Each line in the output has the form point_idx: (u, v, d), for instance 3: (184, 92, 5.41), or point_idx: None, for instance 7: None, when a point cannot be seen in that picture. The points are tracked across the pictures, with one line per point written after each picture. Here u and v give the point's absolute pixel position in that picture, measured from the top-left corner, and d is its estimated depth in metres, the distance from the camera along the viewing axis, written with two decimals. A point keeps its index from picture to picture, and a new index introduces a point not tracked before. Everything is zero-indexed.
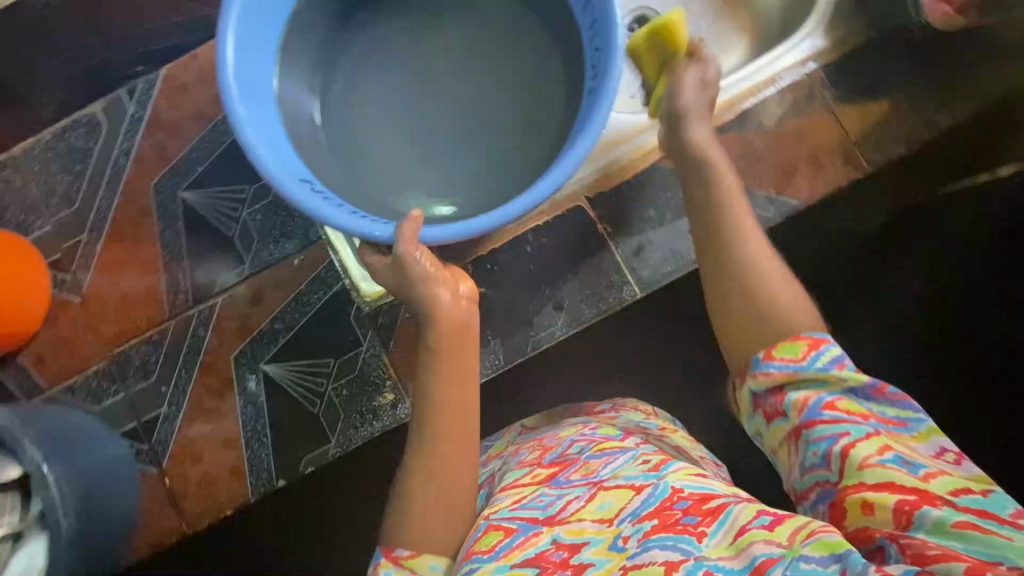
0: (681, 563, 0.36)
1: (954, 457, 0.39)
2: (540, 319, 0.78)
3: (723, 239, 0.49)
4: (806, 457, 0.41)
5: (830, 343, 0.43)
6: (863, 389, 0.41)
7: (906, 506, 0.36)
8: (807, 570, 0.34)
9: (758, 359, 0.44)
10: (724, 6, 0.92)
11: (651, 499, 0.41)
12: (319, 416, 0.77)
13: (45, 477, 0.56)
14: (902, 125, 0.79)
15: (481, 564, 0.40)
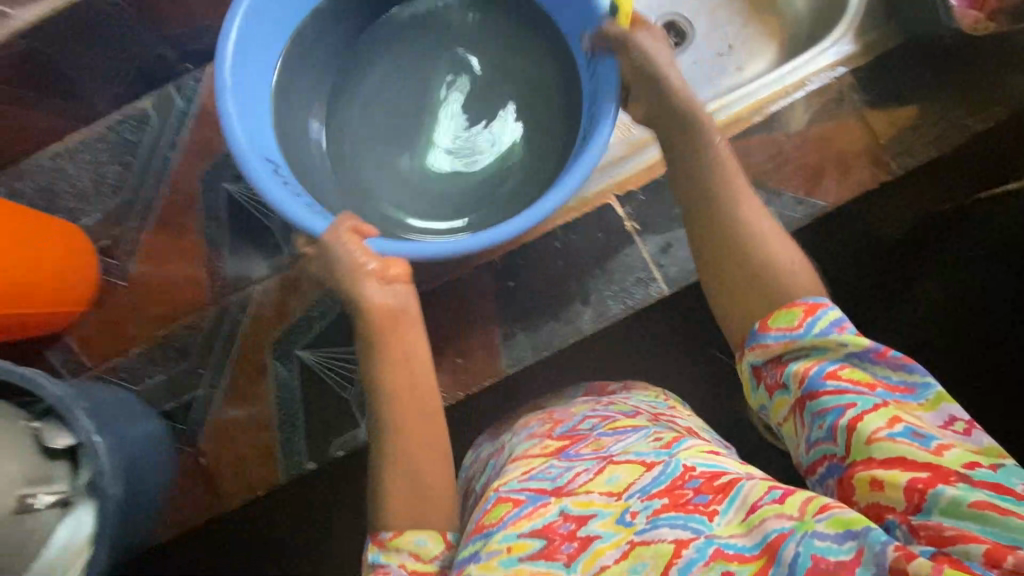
0: (691, 541, 0.36)
1: (964, 426, 0.37)
2: (567, 313, 0.79)
3: (716, 213, 0.50)
4: (812, 431, 0.40)
5: (829, 308, 0.42)
6: (866, 353, 0.40)
7: (918, 484, 0.35)
8: (821, 546, 0.34)
9: (756, 331, 0.44)
10: (752, 12, 0.95)
11: (661, 476, 0.41)
12: (349, 401, 0.78)
13: (96, 446, 0.59)
14: (934, 129, 0.78)
15: (493, 534, 0.41)
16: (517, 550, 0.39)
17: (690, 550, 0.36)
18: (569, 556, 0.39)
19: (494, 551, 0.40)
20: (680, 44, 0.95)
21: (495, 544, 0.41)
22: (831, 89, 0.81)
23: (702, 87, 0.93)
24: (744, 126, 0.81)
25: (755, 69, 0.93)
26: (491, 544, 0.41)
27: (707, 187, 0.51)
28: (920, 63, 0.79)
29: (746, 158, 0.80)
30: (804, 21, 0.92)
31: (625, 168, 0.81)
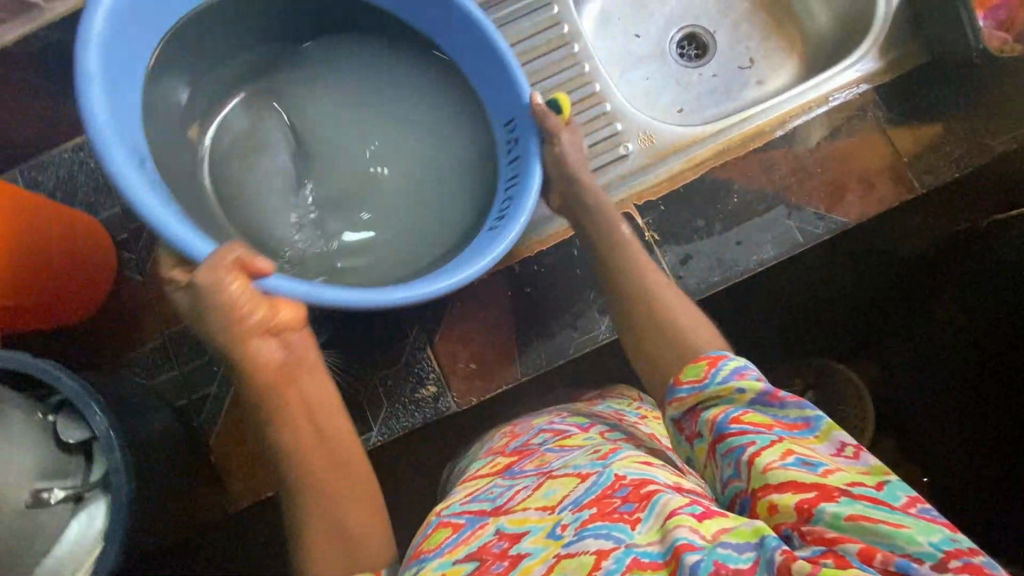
0: (612, 551, 0.39)
1: (853, 451, 0.41)
2: (583, 322, 0.78)
3: (631, 283, 0.62)
4: (723, 470, 0.44)
5: (729, 360, 0.48)
6: (760, 397, 0.45)
7: (805, 503, 0.38)
8: (724, 554, 0.37)
9: (672, 386, 0.50)
10: (772, 26, 0.95)
11: (593, 487, 0.44)
12: (362, 404, 0.78)
13: (111, 441, 0.59)
14: (955, 150, 0.77)
15: (429, 559, 0.45)
16: (451, 574, 0.43)
17: (609, 562, 0.39)
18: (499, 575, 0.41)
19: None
20: (701, 56, 0.95)
21: (432, 571, 0.44)
22: (854, 105, 0.81)
23: (721, 101, 0.94)
24: (765, 140, 0.81)
25: (776, 83, 0.93)
26: (427, 569, 0.44)
27: (617, 265, 0.64)
28: (942, 83, 0.79)
29: (767, 171, 0.79)
30: (826, 36, 0.92)
31: (649, 176, 0.81)
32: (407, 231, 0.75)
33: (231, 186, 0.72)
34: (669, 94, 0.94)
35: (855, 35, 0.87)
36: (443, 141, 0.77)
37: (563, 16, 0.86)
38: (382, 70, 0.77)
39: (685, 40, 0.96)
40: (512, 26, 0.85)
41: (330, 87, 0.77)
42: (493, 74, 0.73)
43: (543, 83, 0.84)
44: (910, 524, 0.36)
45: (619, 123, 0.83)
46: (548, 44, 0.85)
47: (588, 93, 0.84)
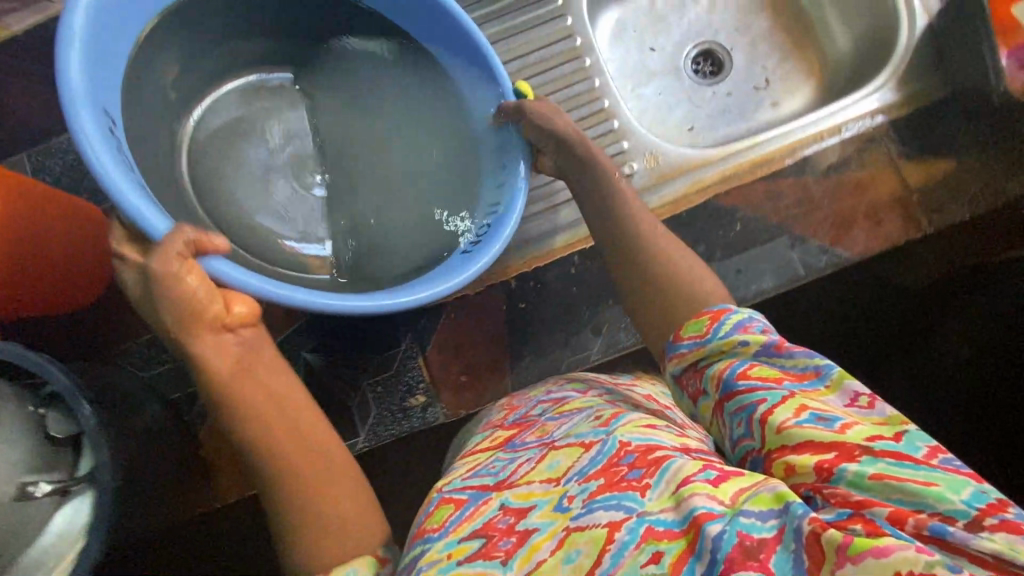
0: (623, 522, 0.41)
1: (868, 400, 0.43)
2: (578, 341, 0.78)
3: (638, 249, 0.61)
4: (735, 429, 0.46)
5: (732, 314, 0.51)
6: (765, 347, 0.48)
7: (825, 465, 0.40)
8: (746, 523, 0.39)
9: (672, 342, 0.53)
10: (791, 46, 0.93)
11: (598, 457, 0.47)
12: (353, 409, 0.78)
13: (98, 436, 0.60)
14: (969, 188, 0.75)
15: (434, 539, 0.47)
16: (457, 552, 0.45)
17: (623, 533, 0.41)
18: (506, 551, 0.44)
19: (437, 558, 0.46)
20: (716, 74, 0.93)
21: (438, 552, 0.46)
22: (868, 137, 0.79)
23: (734, 121, 0.92)
24: (776, 168, 0.79)
25: (791, 106, 0.91)
26: (433, 550, 0.46)
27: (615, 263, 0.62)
28: (958, 120, 0.77)
29: (774, 200, 0.78)
30: (845, 62, 0.89)
31: (653, 199, 0.80)
32: (388, 233, 0.75)
33: (213, 188, 0.74)
34: (680, 111, 0.93)
35: (874, 62, 0.85)
36: (426, 140, 0.77)
37: (576, 28, 0.84)
38: (382, 78, 0.77)
39: (701, 56, 0.94)
40: (524, 37, 0.84)
41: (325, 90, 0.79)
42: (477, 85, 0.74)
43: (552, 96, 0.83)
44: (940, 481, 0.37)
45: (625, 141, 0.82)
46: (560, 56, 0.84)
47: (596, 109, 0.83)
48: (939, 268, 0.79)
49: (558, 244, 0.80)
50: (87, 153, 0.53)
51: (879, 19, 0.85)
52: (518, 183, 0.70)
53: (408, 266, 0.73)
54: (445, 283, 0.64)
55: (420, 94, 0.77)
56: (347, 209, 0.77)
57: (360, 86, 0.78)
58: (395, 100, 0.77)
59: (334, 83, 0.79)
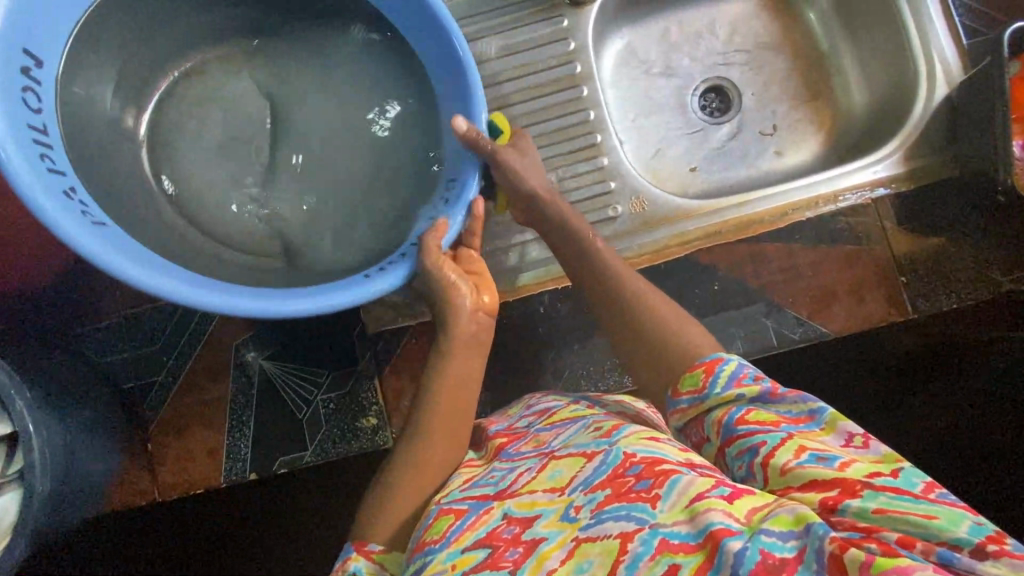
0: (636, 533, 0.40)
1: (863, 440, 0.41)
2: (537, 381, 0.77)
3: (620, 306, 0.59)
4: (736, 471, 0.45)
5: (724, 365, 0.48)
6: (761, 396, 0.45)
7: (829, 501, 0.39)
8: (767, 541, 0.38)
9: (672, 397, 0.50)
10: (806, 94, 0.87)
11: (602, 466, 0.45)
12: (302, 423, 0.77)
13: (30, 439, 0.59)
14: (960, 278, 0.72)
15: (435, 552, 0.44)
16: (462, 563, 0.43)
17: (636, 544, 0.40)
18: (514, 562, 0.42)
19: (440, 570, 0.43)
20: (722, 113, 0.88)
21: (440, 563, 0.44)
22: (863, 210, 0.76)
23: (734, 165, 0.86)
24: (764, 231, 0.76)
25: (795, 159, 0.86)
26: (436, 562, 0.44)
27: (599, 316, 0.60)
28: (962, 204, 0.74)
29: (756, 263, 0.76)
30: (858, 120, 0.85)
31: (632, 247, 0.77)
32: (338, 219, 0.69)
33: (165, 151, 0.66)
34: (680, 149, 0.87)
35: (886, 127, 0.80)
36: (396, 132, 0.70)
37: (578, 55, 0.80)
38: (350, 78, 0.71)
39: (709, 91, 0.88)
40: (521, 58, 0.80)
41: (288, 72, 0.71)
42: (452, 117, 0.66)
43: (545, 124, 0.79)
44: (941, 514, 0.36)
45: (612, 181, 0.79)
46: (557, 82, 0.80)
47: (587, 143, 0.79)
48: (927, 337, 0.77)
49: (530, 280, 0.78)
50: (15, 177, 0.50)
51: (899, 82, 0.80)
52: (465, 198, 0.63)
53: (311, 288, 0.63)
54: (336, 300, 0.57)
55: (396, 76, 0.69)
56: (299, 183, 0.70)
57: (333, 82, 0.71)
58: (372, 74, 0.70)
59: (304, 75, 0.72)
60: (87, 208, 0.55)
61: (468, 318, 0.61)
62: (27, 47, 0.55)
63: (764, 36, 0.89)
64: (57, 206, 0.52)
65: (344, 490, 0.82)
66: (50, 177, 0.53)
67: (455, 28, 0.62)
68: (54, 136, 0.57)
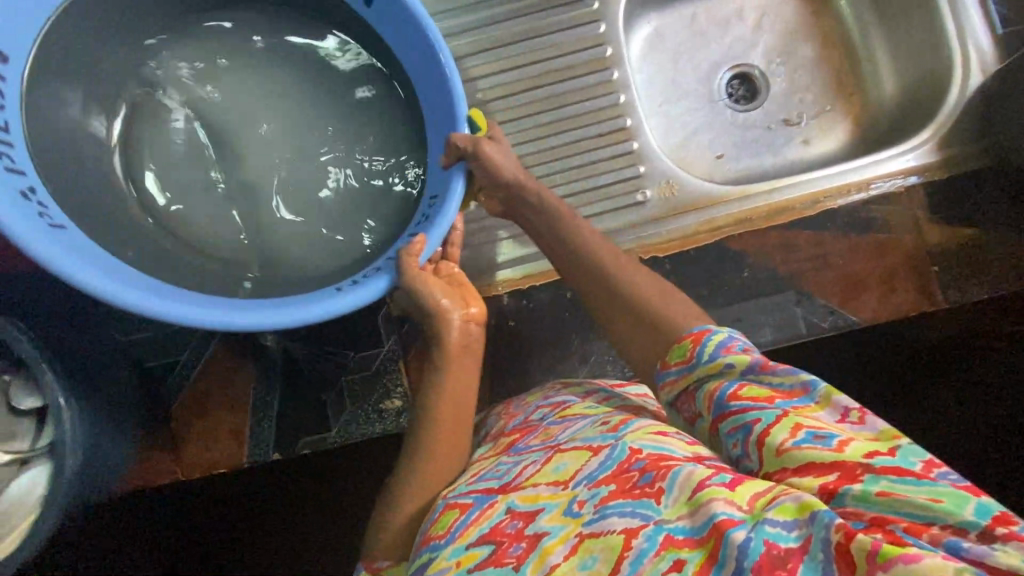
0: (640, 529, 0.40)
1: (859, 415, 0.40)
2: (563, 366, 0.77)
3: (623, 293, 0.56)
4: (731, 450, 0.44)
5: (712, 334, 0.48)
6: (749, 367, 0.45)
7: (829, 486, 0.38)
8: (772, 532, 0.37)
9: (661, 370, 0.50)
10: (834, 83, 0.87)
11: (607, 462, 0.45)
12: (326, 404, 0.77)
13: (61, 412, 0.58)
14: (990, 268, 0.72)
15: (440, 548, 0.45)
16: (466, 559, 0.43)
17: (641, 540, 0.39)
18: (518, 557, 0.42)
19: (445, 567, 0.43)
20: (750, 100, 0.87)
21: (445, 560, 0.44)
22: (896, 198, 0.75)
23: (760, 153, 0.86)
24: (796, 217, 0.76)
25: (823, 147, 0.85)
26: (440, 559, 0.44)
27: (599, 302, 0.58)
28: (991, 195, 0.74)
29: (785, 251, 0.75)
30: (886, 109, 0.84)
31: (661, 232, 0.77)
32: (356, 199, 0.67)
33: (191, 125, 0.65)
34: (706, 136, 0.86)
35: (915, 119, 0.80)
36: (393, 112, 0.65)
37: (608, 38, 0.80)
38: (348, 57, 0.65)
39: (736, 79, 0.87)
40: (550, 40, 0.79)
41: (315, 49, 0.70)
42: (436, 136, 0.62)
43: (574, 107, 0.79)
44: (945, 497, 0.35)
45: (641, 165, 0.78)
46: (587, 65, 0.79)
47: (617, 127, 0.79)
48: (957, 327, 0.76)
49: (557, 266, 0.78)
50: None
51: (930, 72, 0.79)
52: (450, 205, 0.58)
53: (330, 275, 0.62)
54: (331, 306, 0.53)
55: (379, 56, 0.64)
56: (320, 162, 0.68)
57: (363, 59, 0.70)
58: None
59: None
60: (48, 211, 0.51)
61: (460, 332, 0.58)
62: None
63: (793, 23, 0.88)
64: (15, 210, 0.47)
65: (364, 478, 0.81)
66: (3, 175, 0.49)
67: (445, 49, 0.58)
68: (16, 132, 0.52)
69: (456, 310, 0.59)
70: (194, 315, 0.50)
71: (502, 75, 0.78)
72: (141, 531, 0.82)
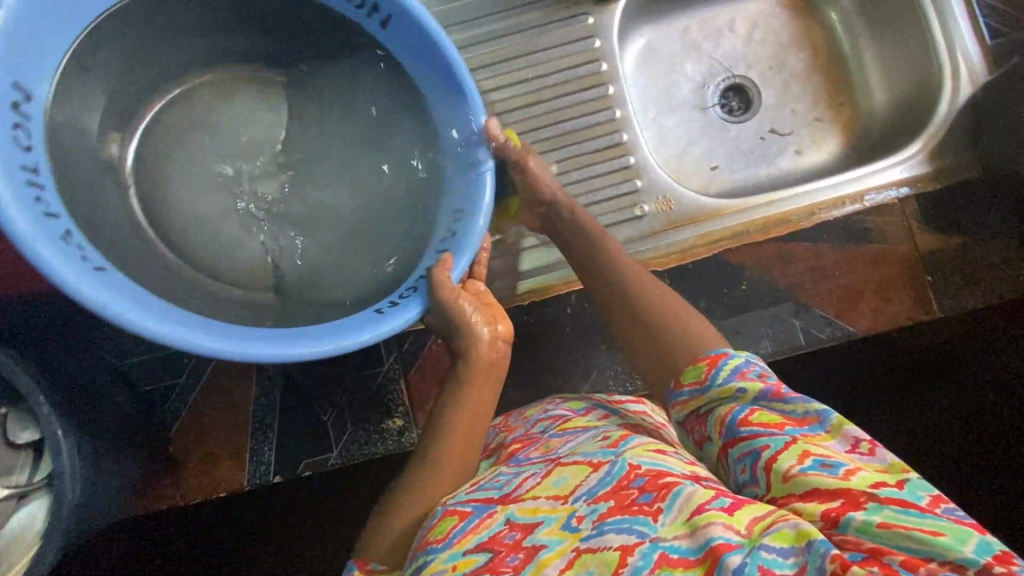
0: (636, 547, 0.40)
1: (868, 447, 0.41)
2: (564, 381, 0.77)
3: (636, 307, 0.57)
4: (738, 475, 0.44)
5: (729, 358, 0.47)
6: (762, 394, 0.44)
7: (832, 513, 0.38)
8: (767, 558, 0.37)
9: (674, 390, 0.50)
10: (826, 93, 0.87)
11: (607, 478, 0.44)
12: (327, 425, 0.76)
13: (59, 444, 0.57)
14: (984, 277, 0.73)
15: (437, 553, 0.44)
16: (463, 565, 0.42)
17: (636, 558, 0.39)
18: (515, 567, 0.42)
19: (441, 571, 0.43)
20: (742, 111, 0.87)
21: (441, 563, 0.43)
22: (889, 208, 0.76)
23: (755, 164, 0.86)
24: (791, 230, 0.77)
25: (816, 157, 0.86)
26: (436, 562, 0.43)
27: (615, 318, 0.59)
28: (982, 205, 0.75)
29: (783, 263, 0.76)
30: (878, 119, 0.85)
31: (657, 246, 0.77)
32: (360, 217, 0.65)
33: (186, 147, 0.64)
34: (700, 149, 0.86)
35: (907, 129, 0.81)
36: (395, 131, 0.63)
37: (604, 53, 0.80)
38: (343, 75, 0.64)
39: (730, 90, 0.88)
40: (547, 55, 0.79)
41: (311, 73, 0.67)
42: (455, 157, 0.61)
43: (571, 123, 0.79)
44: (946, 531, 0.35)
45: (639, 180, 0.78)
46: (582, 80, 0.80)
47: (613, 142, 0.79)
48: (952, 335, 0.77)
49: (556, 281, 0.78)
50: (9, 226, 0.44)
51: (922, 83, 0.80)
52: (477, 228, 0.58)
53: (326, 298, 0.61)
54: (375, 331, 0.54)
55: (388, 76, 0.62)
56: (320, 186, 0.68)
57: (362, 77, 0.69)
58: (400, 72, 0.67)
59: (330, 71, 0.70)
60: (88, 253, 0.48)
61: (488, 347, 0.59)
62: (17, 78, 0.48)
63: (785, 35, 0.89)
64: (63, 258, 0.45)
65: (366, 500, 0.81)
66: (50, 219, 0.46)
67: (460, 62, 0.58)
68: (46, 175, 0.48)
69: (484, 325, 0.59)
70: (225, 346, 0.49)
71: (500, 91, 0.78)
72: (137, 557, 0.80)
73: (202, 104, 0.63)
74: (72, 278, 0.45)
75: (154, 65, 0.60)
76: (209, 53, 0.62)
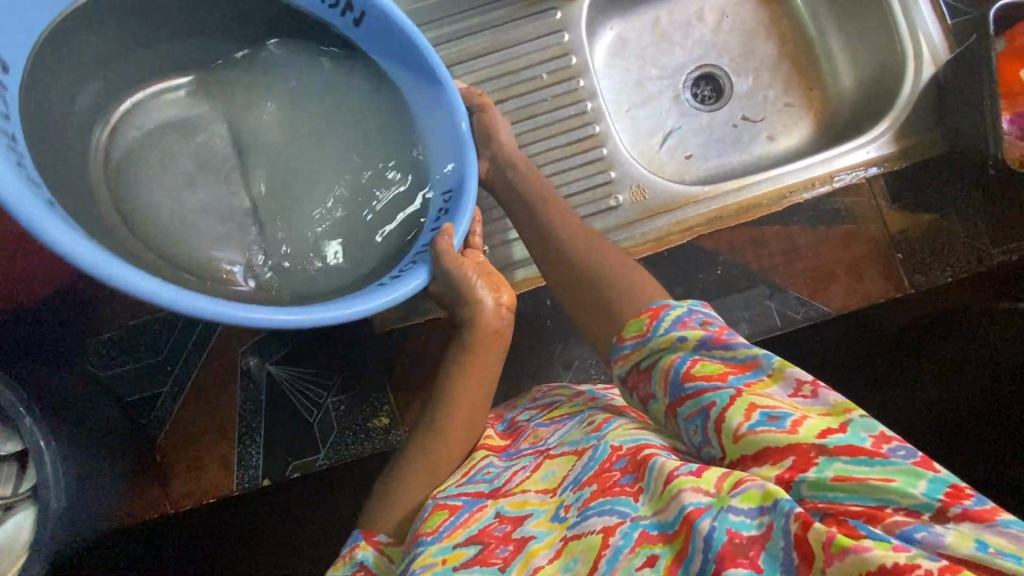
0: (617, 527, 0.40)
1: (811, 389, 0.42)
2: (546, 372, 0.78)
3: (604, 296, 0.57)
4: (691, 436, 0.44)
5: (670, 309, 0.48)
6: (704, 342, 0.46)
7: (785, 474, 0.39)
8: (734, 520, 0.38)
9: (616, 344, 0.50)
10: (794, 78, 0.89)
11: (591, 463, 0.45)
12: (313, 426, 0.77)
13: (42, 454, 0.57)
14: (951, 252, 0.75)
15: (426, 545, 0.45)
16: (452, 559, 0.43)
17: (617, 538, 0.40)
18: (504, 559, 0.42)
19: (430, 563, 0.44)
20: (714, 100, 0.89)
21: (430, 556, 0.44)
22: (858, 189, 0.78)
23: (727, 152, 0.88)
24: (762, 214, 0.78)
25: (788, 142, 0.87)
26: (426, 555, 0.44)
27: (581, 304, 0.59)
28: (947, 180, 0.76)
29: (756, 248, 0.77)
30: (845, 101, 0.87)
31: (634, 236, 0.78)
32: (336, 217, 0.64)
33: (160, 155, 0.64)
34: (674, 137, 0.87)
35: (873, 110, 0.82)
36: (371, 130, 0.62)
37: (573, 47, 0.81)
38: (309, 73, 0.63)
39: (702, 79, 0.89)
40: (518, 50, 0.80)
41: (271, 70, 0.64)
42: (436, 153, 0.62)
43: (545, 117, 0.80)
44: (897, 475, 0.37)
45: (612, 171, 0.79)
46: (553, 74, 0.81)
47: (586, 134, 0.80)
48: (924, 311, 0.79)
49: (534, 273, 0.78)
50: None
51: (887, 66, 0.82)
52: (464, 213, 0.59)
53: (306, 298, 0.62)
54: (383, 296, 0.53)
55: (362, 74, 0.62)
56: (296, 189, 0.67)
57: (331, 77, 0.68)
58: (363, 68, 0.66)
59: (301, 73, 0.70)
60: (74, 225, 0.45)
61: (494, 314, 0.59)
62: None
63: (752, 23, 0.90)
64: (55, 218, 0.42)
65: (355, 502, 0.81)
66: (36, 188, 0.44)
67: (437, 60, 0.58)
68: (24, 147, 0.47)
69: (489, 293, 0.59)
70: (245, 313, 0.47)
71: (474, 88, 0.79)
72: (129, 565, 0.80)
73: (174, 112, 0.63)
74: (67, 239, 0.42)
75: (127, 77, 0.60)
76: (178, 62, 0.62)
